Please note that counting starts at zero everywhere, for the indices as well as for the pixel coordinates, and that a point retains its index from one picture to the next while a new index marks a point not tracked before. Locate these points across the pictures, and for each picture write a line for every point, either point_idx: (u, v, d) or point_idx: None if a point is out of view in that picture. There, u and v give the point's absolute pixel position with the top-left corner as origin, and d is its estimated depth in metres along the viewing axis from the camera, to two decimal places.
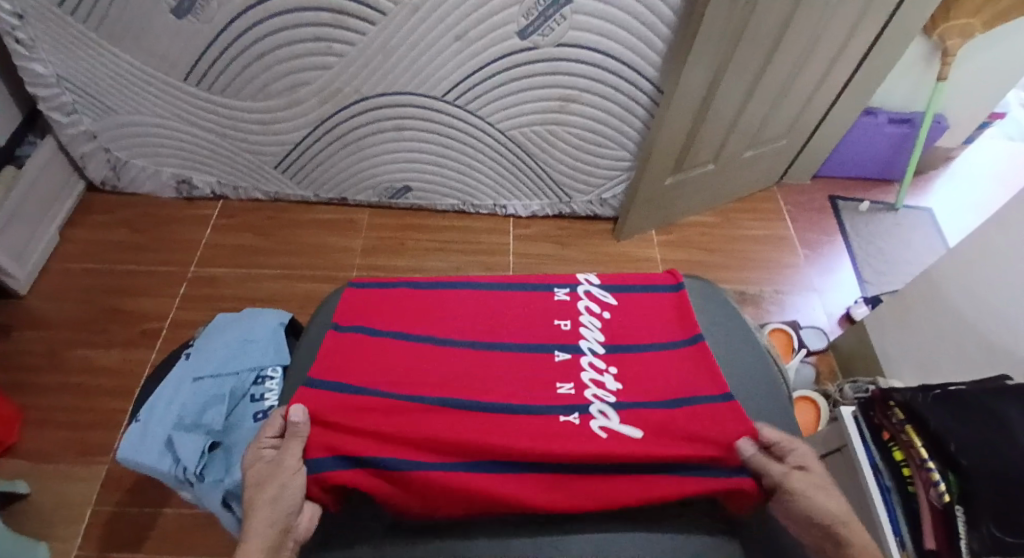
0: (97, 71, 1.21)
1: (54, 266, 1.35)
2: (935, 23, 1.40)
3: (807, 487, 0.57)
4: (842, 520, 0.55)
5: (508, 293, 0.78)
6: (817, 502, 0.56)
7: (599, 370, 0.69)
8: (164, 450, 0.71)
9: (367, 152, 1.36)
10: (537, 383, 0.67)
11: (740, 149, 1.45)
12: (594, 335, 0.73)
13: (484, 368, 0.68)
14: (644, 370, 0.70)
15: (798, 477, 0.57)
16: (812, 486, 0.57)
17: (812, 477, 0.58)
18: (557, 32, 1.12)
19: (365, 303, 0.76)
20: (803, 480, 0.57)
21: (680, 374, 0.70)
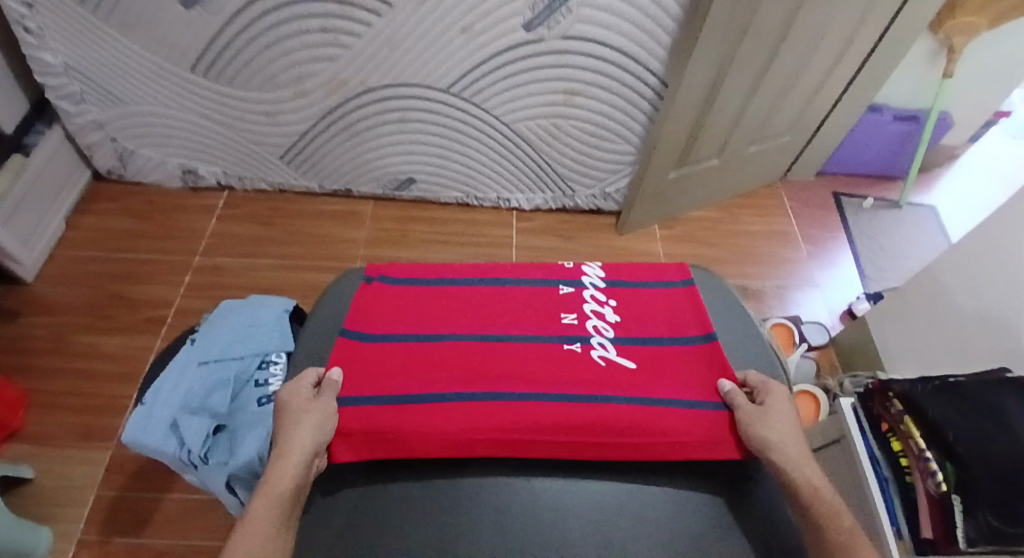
0: (105, 60, 1.22)
1: (60, 254, 1.36)
2: (942, 20, 1.39)
3: (771, 404, 0.66)
4: (800, 450, 0.61)
5: (521, 342, 0.73)
6: (778, 423, 0.63)
7: (600, 302, 0.81)
8: (169, 432, 0.72)
9: (372, 144, 1.36)
10: (547, 315, 0.77)
11: (745, 144, 1.45)
12: (596, 271, 0.85)
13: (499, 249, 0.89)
14: (644, 305, 0.81)
15: (766, 401, 0.66)
16: (786, 417, 0.64)
17: (786, 401, 0.67)
18: (563, 26, 1.12)
19: (355, 348, 0.72)
20: (772, 403, 0.66)
21: (670, 311, 0.80)
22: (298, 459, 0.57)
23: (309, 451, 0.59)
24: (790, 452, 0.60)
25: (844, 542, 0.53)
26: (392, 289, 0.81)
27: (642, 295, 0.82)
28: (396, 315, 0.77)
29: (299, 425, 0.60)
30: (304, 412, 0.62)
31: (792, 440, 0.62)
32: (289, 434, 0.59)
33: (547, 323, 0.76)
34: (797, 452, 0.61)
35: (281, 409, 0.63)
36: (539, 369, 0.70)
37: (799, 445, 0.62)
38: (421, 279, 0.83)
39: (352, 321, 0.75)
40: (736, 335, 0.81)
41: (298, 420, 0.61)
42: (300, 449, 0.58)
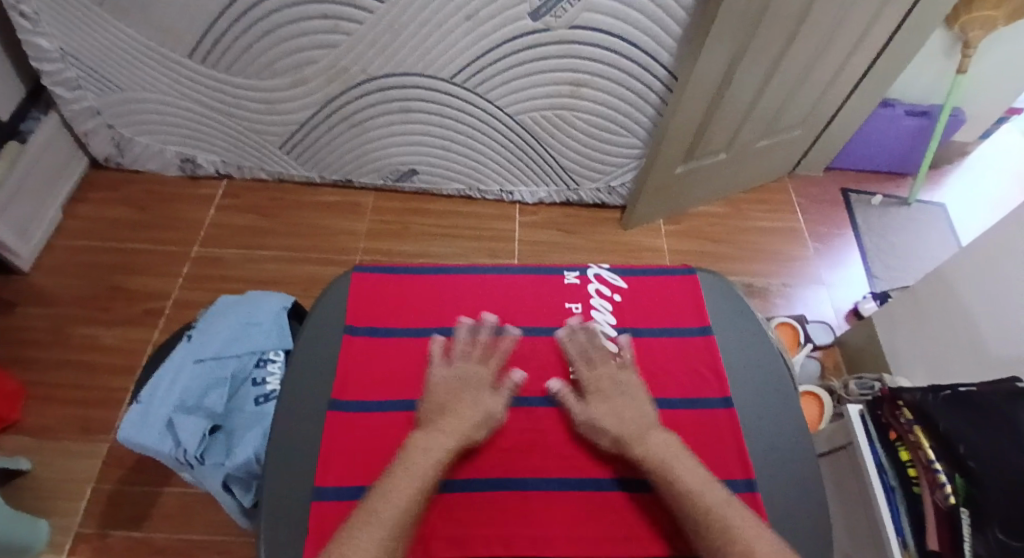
0: (103, 47, 1.20)
1: (57, 243, 1.34)
2: (957, 14, 1.36)
3: (595, 401, 0.68)
4: (633, 414, 0.66)
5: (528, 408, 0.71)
6: (601, 414, 0.66)
7: (611, 355, 0.77)
8: (164, 432, 0.70)
9: (372, 135, 1.34)
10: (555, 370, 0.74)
11: (754, 138, 1.42)
12: (606, 317, 0.81)
13: (501, 286, 0.83)
14: (656, 357, 0.77)
15: (590, 396, 0.69)
16: (618, 403, 0.67)
17: (608, 384, 0.70)
18: (570, 15, 1.09)
19: (342, 425, 0.68)
20: (598, 394, 0.69)
21: (684, 364, 0.77)
22: (450, 437, 0.61)
23: (469, 430, 0.63)
24: (627, 437, 0.64)
25: (691, 481, 0.58)
26: (383, 344, 0.76)
27: (654, 346, 0.79)
28: (388, 378, 0.73)
29: (470, 400, 0.66)
30: (470, 387, 0.67)
31: (612, 410, 0.66)
32: (450, 408, 0.64)
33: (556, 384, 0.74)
34: (636, 433, 0.64)
35: (445, 377, 0.68)
36: (543, 443, 0.68)
37: (637, 424, 0.65)
38: (414, 330, 0.77)
39: (336, 393, 0.70)
40: (745, 342, 0.80)
41: (463, 397, 0.66)
42: (463, 423, 0.63)
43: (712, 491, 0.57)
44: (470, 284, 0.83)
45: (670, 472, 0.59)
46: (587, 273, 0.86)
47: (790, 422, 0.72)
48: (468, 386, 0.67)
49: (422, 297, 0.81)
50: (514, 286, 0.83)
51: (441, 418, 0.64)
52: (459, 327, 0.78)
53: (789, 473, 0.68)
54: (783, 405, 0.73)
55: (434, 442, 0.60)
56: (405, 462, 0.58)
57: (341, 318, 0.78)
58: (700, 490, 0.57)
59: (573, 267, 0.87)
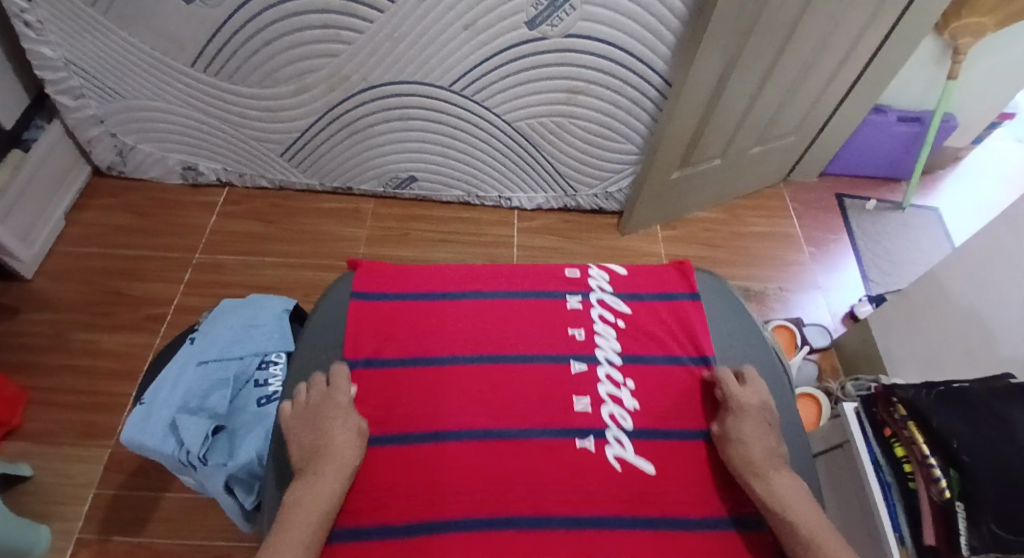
0: (107, 56, 1.21)
1: (60, 249, 1.35)
2: (947, 22, 1.39)
3: (740, 420, 0.70)
4: (764, 440, 0.69)
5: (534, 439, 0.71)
6: (745, 439, 0.68)
7: (616, 385, 0.77)
8: (168, 432, 0.71)
9: (372, 142, 1.36)
10: (560, 406, 0.74)
11: (748, 144, 1.44)
12: (610, 344, 0.81)
13: (505, 312, 0.83)
14: (662, 383, 0.78)
15: (735, 412, 0.70)
16: (757, 430, 0.69)
17: (757, 408, 0.71)
18: (566, 23, 1.11)
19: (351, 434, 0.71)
20: (739, 412, 0.70)
21: (687, 384, 0.77)
22: (333, 476, 0.63)
23: (343, 469, 0.64)
24: (758, 464, 0.66)
25: (809, 521, 0.61)
26: (386, 349, 0.78)
27: (659, 372, 0.79)
28: (383, 385, 0.75)
29: (334, 429, 0.67)
30: (327, 415, 0.68)
31: (750, 433, 0.69)
32: (319, 443, 0.65)
33: (560, 413, 0.74)
34: (761, 463, 0.66)
35: (303, 410, 0.70)
36: (547, 455, 0.70)
37: (771, 457, 0.67)
38: (416, 336, 0.80)
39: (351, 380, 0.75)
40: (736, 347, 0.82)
41: (324, 426, 0.67)
42: (339, 461, 0.64)
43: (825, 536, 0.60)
44: (474, 309, 0.84)
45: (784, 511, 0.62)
46: (590, 297, 0.87)
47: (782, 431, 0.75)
48: (322, 415, 0.68)
49: (415, 304, 0.84)
50: (515, 307, 0.84)
51: (311, 457, 0.65)
52: (462, 353, 0.78)
53: None
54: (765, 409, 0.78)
55: (315, 485, 0.62)
56: (292, 508, 0.60)
57: (347, 324, 0.81)
58: (819, 533, 0.60)
59: (576, 291, 0.87)
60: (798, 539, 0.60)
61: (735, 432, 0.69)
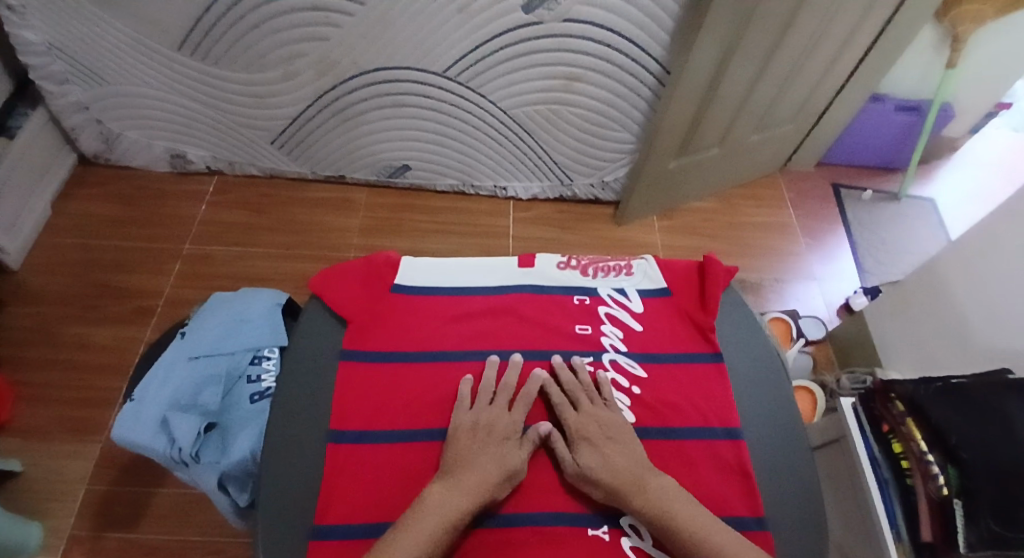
0: (89, 39, 1.17)
1: (45, 240, 1.32)
2: (947, 9, 1.37)
3: (584, 449, 0.67)
4: (610, 454, 0.66)
5: (539, 443, 0.70)
6: (592, 466, 0.65)
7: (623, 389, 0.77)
8: (159, 429, 0.69)
9: (364, 129, 1.33)
10: None
11: (746, 133, 1.42)
12: (617, 343, 0.81)
13: (514, 348, 0.79)
14: (670, 385, 0.78)
15: (579, 443, 0.67)
16: (609, 452, 0.66)
17: (597, 430, 0.69)
18: (563, 8, 1.09)
19: (346, 453, 0.68)
20: (585, 444, 0.67)
21: (696, 391, 0.77)
22: (476, 491, 0.60)
23: (483, 489, 0.61)
24: (623, 489, 0.62)
25: (693, 523, 0.60)
26: (383, 368, 0.75)
27: (667, 374, 0.79)
28: (376, 406, 0.72)
29: (491, 452, 0.64)
30: (493, 442, 0.66)
31: (596, 454, 0.66)
32: (471, 463, 0.63)
33: (570, 497, 0.67)
34: (626, 481, 0.63)
35: (468, 426, 0.67)
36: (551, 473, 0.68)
37: (631, 471, 0.64)
38: (415, 353, 0.77)
39: (335, 422, 0.70)
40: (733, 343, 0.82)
41: (484, 448, 0.65)
42: (481, 480, 0.61)
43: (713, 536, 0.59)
44: (476, 374, 0.75)
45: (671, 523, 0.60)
46: (601, 295, 0.86)
47: (781, 433, 0.75)
48: (493, 436, 0.66)
49: (406, 319, 0.80)
50: (525, 305, 0.84)
51: (462, 471, 0.62)
52: None
53: (766, 478, 0.71)
54: (762, 403, 0.78)
55: (455, 497, 0.59)
56: (421, 513, 0.57)
57: (340, 340, 0.77)
58: (707, 531, 0.59)
59: (587, 350, 0.80)
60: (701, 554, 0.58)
61: (591, 462, 0.65)
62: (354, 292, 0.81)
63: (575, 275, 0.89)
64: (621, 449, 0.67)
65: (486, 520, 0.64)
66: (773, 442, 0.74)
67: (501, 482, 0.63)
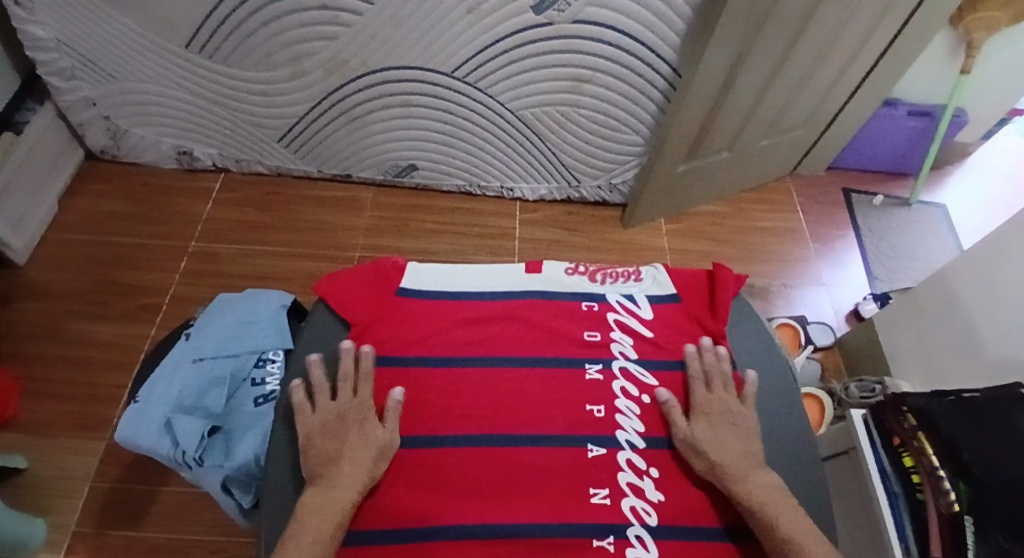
0: (97, 35, 1.17)
1: (52, 236, 1.32)
2: (962, 15, 1.35)
3: (700, 423, 0.70)
4: (729, 440, 0.69)
5: (547, 452, 0.70)
6: (703, 439, 0.69)
7: (633, 398, 0.76)
8: (163, 432, 0.69)
9: (372, 129, 1.32)
10: (574, 407, 0.74)
11: (756, 137, 1.41)
12: (627, 350, 0.80)
13: (522, 354, 0.78)
14: (679, 394, 0.77)
15: (697, 418, 0.71)
16: (724, 434, 0.69)
17: (721, 412, 0.72)
18: (574, 10, 1.08)
19: None
20: (704, 419, 0.71)
21: None
22: (351, 485, 0.61)
23: (360, 480, 0.62)
24: (728, 471, 0.66)
25: (798, 530, 0.60)
26: (389, 373, 0.75)
27: (677, 382, 0.78)
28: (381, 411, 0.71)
29: (353, 443, 0.65)
30: (350, 425, 0.66)
31: (713, 437, 0.69)
32: (341, 456, 0.63)
33: (576, 507, 0.66)
34: (737, 467, 0.66)
35: (323, 415, 0.67)
36: (558, 483, 0.68)
37: (743, 461, 0.66)
38: (422, 358, 0.76)
39: None
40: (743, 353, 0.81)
41: (351, 437, 0.65)
42: (358, 470, 0.63)
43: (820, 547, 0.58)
44: (484, 381, 0.75)
45: (774, 521, 0.60)
46: (610, 301, 0.85)
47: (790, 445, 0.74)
48: (348, 426, 0.66)
49: (411, 322, 0.80)
50: (533, 311, 0.83)
51: (333, 469, 0.62)
52: (468, 436, 0.70)
53: None
54: (771, 414, 0.77)
55: (328, 492, 0.60)
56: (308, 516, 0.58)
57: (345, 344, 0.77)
58: (807, 541, 0.59)
59: (596, 357, 0.79)
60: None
61: (706, 440, 0.68)
62: (362, 296, 0.81)
63: (584, 280, 0.88)
64: (743, 437, 0.69)
65: (489, 530, 0.63)
66: (783, 454, 0.73)
67: (372, 469, 0.64)
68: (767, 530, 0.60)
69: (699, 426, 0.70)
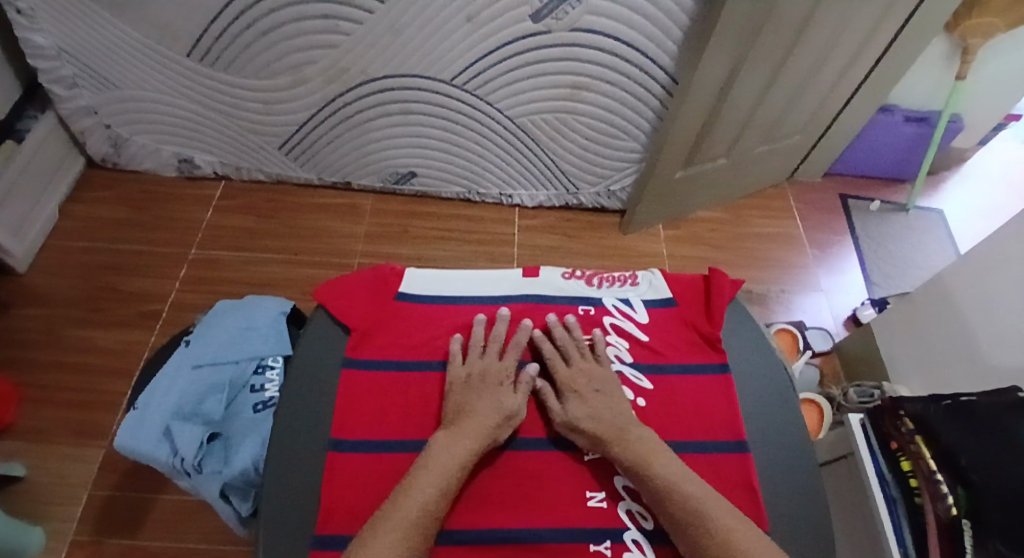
0: (99, 44, 1.18)
1: (52, 243, 1.33)
2: (957, 22, 1.36)
3: (571, 399, 0.71)
4: (603, 407, 0.70)
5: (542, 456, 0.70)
6: (580, 416, 0.69)
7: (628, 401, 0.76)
8: (162, 438, 0.69)
9: (372, 136, 1.33)
10: None
11: (754, 144, 1.42)
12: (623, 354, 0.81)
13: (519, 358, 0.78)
14: (675, 398, 0.77)
15: (568, 396, 0.72)
16: (594, 402, 0.71)
17: (584, 383, 0.74)
18: (572, 18, 1.09)
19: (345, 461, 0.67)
20: (575, 397, 0.72)
21: (701, 403, 0.76)
22: (478, 436, 0.64)
23: (486, 435, 0.65)
24: (606, 437, 0.67)
25: (669, 477, 0.62)
26: (387, 378, 0.75)
27: (674, 385, 0.78)
28: (378, 415, 0.71)
29: (487, 399, 0.69)
30: (487, 384, 0.71)
31: (581, 407, 0.70)
32: (473, 407, 0.67)
33: (573, 511, 0.66)
34: (610, 433, 0.67)
35: (463, 374, 0.72)
36: (554, 487, 0.68)
37: (614, 422, 0.68)
38: (419, 363, 0.77)
39: (337, 430, 0.70)
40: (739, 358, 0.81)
41: (484, 395, 0.69)
42: (484, 424, 0.66)
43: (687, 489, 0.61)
44: None
45: (649, 472, 0.63)
46: (606, 305, 0.86)
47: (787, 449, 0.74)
48: (486, 384, 0.71)
49: (409, 327, 0.80)
50: (530, 315, 0.83)
51: (464, 419, 0.66)
52: None
53: (774, 495, 0.70)
54: (769, 419, 0.77)
55: (456, 441, 0.63)
56: (430, 458, 0.61)
57: (343, 348, 0.77)
58: (678, 482, 0.61)
59: None
60: (671, 503, 0.60)
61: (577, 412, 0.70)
62: (360, 301, 0.81)
63: (581, 285, 0.89)
64: (606, 401, 0.71)
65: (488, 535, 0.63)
66: (780, 460, 0.73)
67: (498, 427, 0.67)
68: (646, 481, 0.62)
69: (569, 400, 0.71)
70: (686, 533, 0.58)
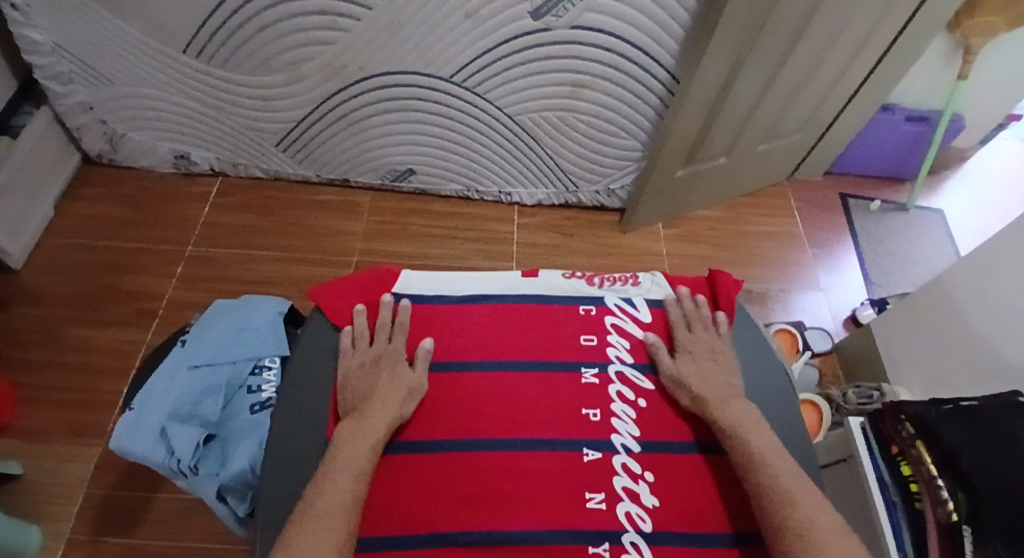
0: (94, 40, 1.17)
1: (48, 240, 1.32)
2: (959, 21, 1.36)
3: (683, 359, 0.76)
4: (709, 371, 0.75)
5: (541, 457, 0.69)
6: (689, 374, 0.74)
7: (629, 402, 0.76)
8: (158, 440, 0.69)
9: (370, 133, 1.32)
10: (571, 413, 0.74)
11: (754, 143, 1.41)
12: (623, 354, 0.80)
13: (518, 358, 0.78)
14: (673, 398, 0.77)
15: (681, 356, 0.77)
16: (705, 367, 0.75)
17: (703, 349, 0.77)
18: (572, 15, 1.08)
19: None
20: (687, 356, 0.77)
21: None
22: (382, 421, 0.66)
23: (390, 415, 0.67)
24: (708, 400, 0.71)
25: (760, 448, 0.64)
26: None
27: None
28: None
29: (387, 382, 0.71)
30: (383, 368, 0.72)
31: (692, 370, 0.74)
32: (375, 394, 0.69)
33: (572, 512, 0.66)
34: (712, 396, 0.71)
35: (357, 364, 0.73)
36: (553, 489, 0.67)
37: (717, 389, 0.72)
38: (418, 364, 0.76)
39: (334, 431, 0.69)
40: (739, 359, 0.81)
41: (382, 380, 0.71)
42: (388, 408, 0.68)
43: (772, 463, 0.63)
44: (479, 385, 0.75)
45: (743, 439, 0.66)
46: (606, 304, 0.85)
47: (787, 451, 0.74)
48: (381, 368, 0.72)
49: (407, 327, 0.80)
50: (529, 315, 0.83)
51: (366, 405, 0.68)
52: (462, 441, 0.70)
53: None
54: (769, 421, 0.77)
55: (363, 427, 0.65)
56: (339, 451, 0.62)
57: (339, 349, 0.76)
58: (770, 455, 0.63)
59: (592, 361, 0.79)
60: (758, 470, 0.62)
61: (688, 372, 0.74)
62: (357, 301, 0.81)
63: (580, 284, 0.88)
64: (720, 368, 0.75)
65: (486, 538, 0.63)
66: None
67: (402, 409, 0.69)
68: (738, 448, 0.65)
69: (679, 362, 0.76)
70: (761, 502, 0.60)
